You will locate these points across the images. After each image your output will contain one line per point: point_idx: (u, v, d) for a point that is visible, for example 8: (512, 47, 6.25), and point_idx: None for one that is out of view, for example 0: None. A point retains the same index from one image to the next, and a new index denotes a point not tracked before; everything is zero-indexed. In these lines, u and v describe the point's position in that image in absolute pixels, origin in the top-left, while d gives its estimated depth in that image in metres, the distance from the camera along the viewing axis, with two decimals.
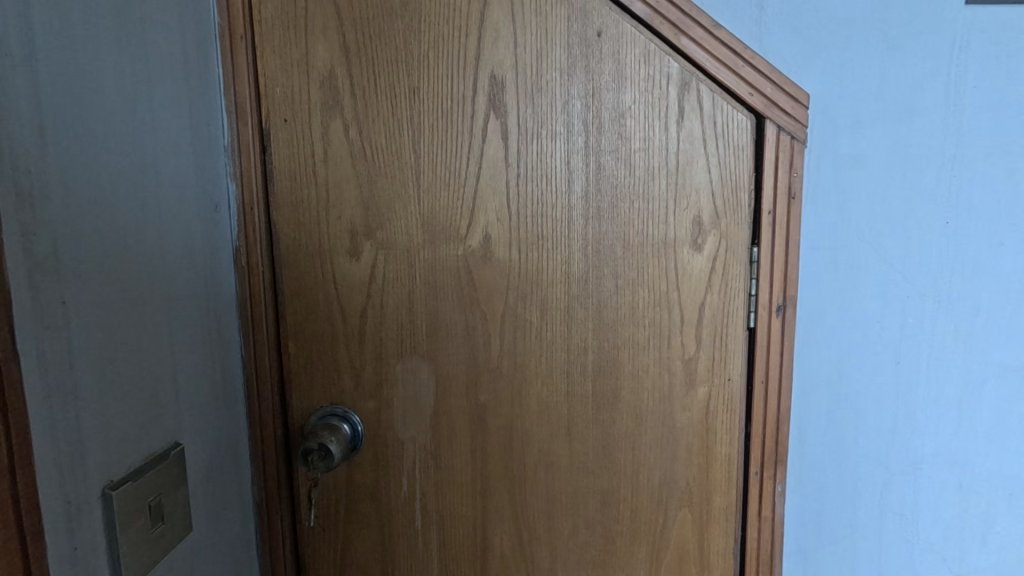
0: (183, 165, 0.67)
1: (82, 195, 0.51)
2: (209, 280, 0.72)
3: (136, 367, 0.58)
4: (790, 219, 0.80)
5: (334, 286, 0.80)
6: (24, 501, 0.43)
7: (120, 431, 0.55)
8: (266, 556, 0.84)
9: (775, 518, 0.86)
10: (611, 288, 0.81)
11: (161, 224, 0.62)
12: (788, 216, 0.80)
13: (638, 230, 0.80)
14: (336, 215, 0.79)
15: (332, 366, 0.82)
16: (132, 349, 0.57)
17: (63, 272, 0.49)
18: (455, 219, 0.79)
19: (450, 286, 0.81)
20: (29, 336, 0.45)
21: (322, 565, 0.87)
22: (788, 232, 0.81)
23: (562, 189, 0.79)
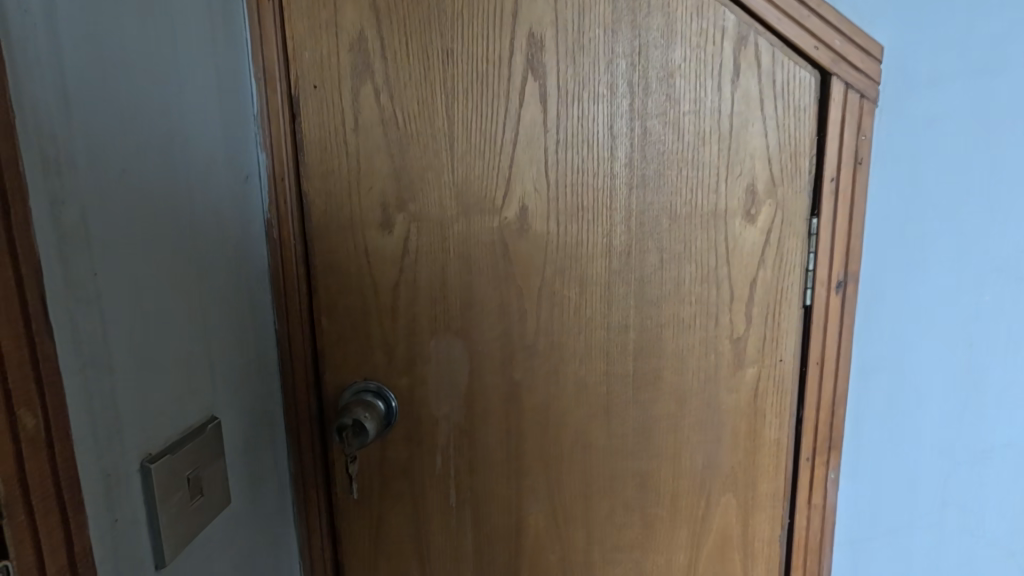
0: (211, 134, 0.64)
1: (111, 164, 0.50)
2: (241, 253, 0.70)
3: (170, 342, 0.57)
4: (855, 187, 0.73)
5: (366, 260, 0.78)
6: (63, 474, 0.43)
7: (156, 404, 0.55)
8: (304, 527, 0.85)
9: (825, 506, 0.82)
10: (655, 263, 0.77)
11: (190, 195, 0.60)
12: (852, 184, 0.73)
13: (686, 201, 0.75)
14: (367, 186, 0.76)
15: (364, 341, 0.80)
16: (166, 322, 0.56)
17: (93, 242, 0.47)
18: (490, 189, 0.76)
19: (485, 260, 0.77)
20: (61, 309, 0.44)
21: (357, 538, 0.87)
22: (852, 201, 0.74)
23: (603, 157, 0.74)
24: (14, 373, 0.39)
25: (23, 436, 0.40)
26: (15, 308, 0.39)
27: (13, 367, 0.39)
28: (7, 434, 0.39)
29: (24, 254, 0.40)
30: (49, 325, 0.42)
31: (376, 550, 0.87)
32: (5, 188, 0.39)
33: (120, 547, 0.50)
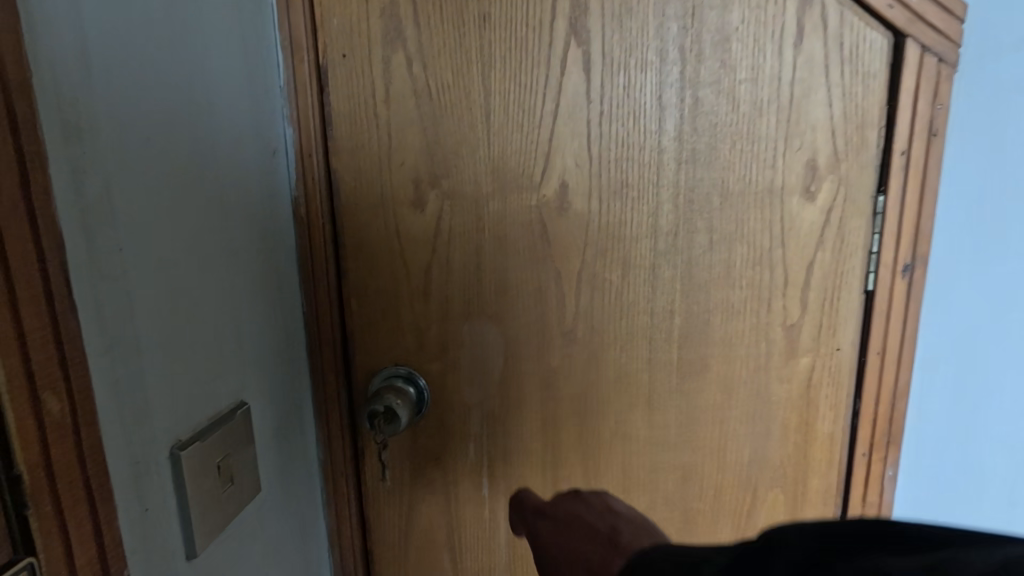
0: (238, 106, 0.61)
1: (135, 133, 0.46)
2: (269, 233, 0.67)
3: (198, 323, 0.54)
4: (928, 161, 0.67)
5: (398, 240, 0.75)
6: (90, 462, 0.40)
7: (185, 388, 0.52)
8: (333, 515, 0.83)
9: (881, 503, 0.78)
10: (703, 244, 0.72)
11: (217, 169, 0.57)
12: (925, 158, 0.67)
13: (740, 177, 0.70)
14: (399, 162, 0.72)
15: (395, 325, 0.77)
16: (194, 303, 0.54)
17: (117, 215, 0.44)
18: (528, 165, 0.71)
19: (522, 240, 0.73)
20: (86, 286, 0.41)
21: (388, 527, 0.85)
22: (924, 177, 0.68)
23: (651, 130, 0.69)
24: (36, 353, 0.36)
25: (48, 422, 0.37)
26: (38, 284, 0.36)
27: (37, 348, 0.36)
28: (32, 419, 0.36)
29: (45, 225, 0.37)
30: (73, 303, 0.39)
31: (407, 540, 0.85)
32: (25, 153, 0.36)
33: (152, 537, 0.48)
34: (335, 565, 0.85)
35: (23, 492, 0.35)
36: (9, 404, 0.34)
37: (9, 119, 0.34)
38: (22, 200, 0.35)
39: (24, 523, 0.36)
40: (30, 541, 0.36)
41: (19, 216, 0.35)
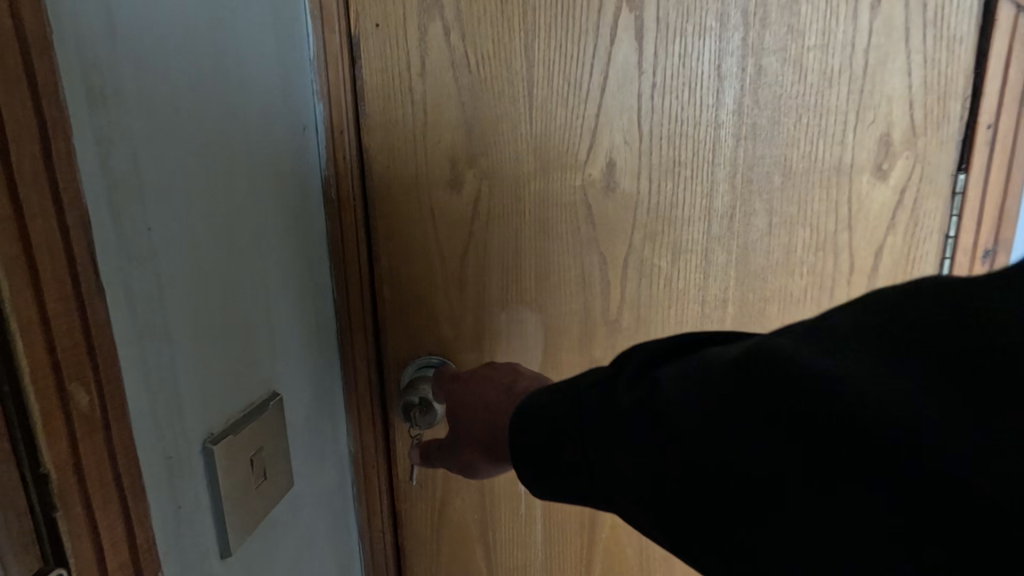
0: (268, 78, 0.57)
1: (163, 101, 0.43)
2: (300, 215, 0.63)
3: (229, 309, 0.51)
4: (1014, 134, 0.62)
5: (433, 224, 0.71)
6: (121, 458, 0.37)
7: (216, 379, 0.49)
8: (365, 510, 0.80)
9: None
10: (762, 228, 0.67)
11: (246, 143, 0.53)
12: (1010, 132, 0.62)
13: (804, 154, 0.64)
14: (435, 139, 0.68)
15: (429, 313, 0.74)
16: (225, 287, 0.50)
17: (145, 191, 0.41)
18: (573, 143, 0.66)
19: (565, 223, 0.69)
20: (113, 267, 0.38)
21: (421, 521, 0.82)
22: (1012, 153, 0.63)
23: (707, 103, 0.63)
24: (62, 341, 0.33)
25: (76, 415, 0.34)
26: (63, 264, 0.33)
27: (62, 335, 0.33)
28: (59, 413, 0.33)
29: (69, 200, 0.33)
30: (100, 286, 0.36)
31: (439, 534, 0.83)
32: (47, 119, 0.32)
33: (186, 536, 0.45)
34: (367, 560, 0.82)
35: (50, 492, 0.32)
36: (34, 396, 0.31)
37: (29, 79, 0.31)
38: (45, 171, 0.32)
39: (53, 526, 0.33)
40: (59, 545, 0.33)
41: (42, 188, 0.32)
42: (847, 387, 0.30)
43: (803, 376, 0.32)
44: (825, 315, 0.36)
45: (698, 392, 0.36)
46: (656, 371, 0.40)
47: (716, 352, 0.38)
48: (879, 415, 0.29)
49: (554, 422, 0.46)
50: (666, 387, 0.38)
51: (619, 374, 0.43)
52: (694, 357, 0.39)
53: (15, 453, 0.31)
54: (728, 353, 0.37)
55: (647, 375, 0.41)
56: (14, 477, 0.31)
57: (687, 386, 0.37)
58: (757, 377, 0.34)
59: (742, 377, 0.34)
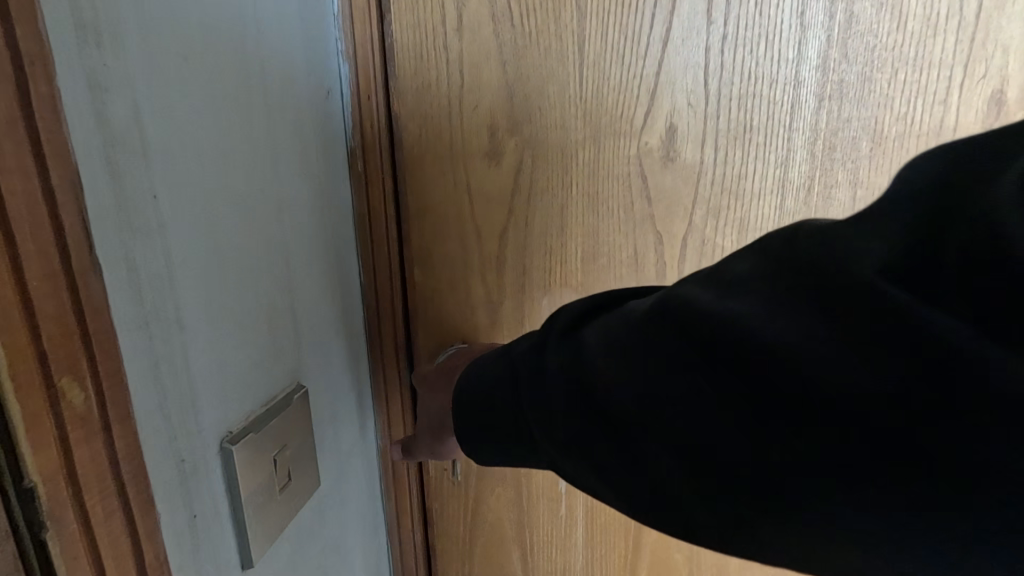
0: (289, 30, 0.50)
1: (171, 45, 0.36)
2: (324, 189, 0.57)
3: (249, 291, 0.45)
4: None
5: (469, 199, 0.64)
6: (125, 466, 0.32)
7: (235, 371, 0.43)
8: (394, 510, 0.75)
9: None
10: (844, 202, 0.59)
11: (265, 103, 0.47)
12: None
13: (899, 115, 0.56)
14: (472, 104, 0.60)
15: (464, 298, 0.67)
16: (245, 267, 0.44)
17: (152, 150, 0.34)
18: (628, 106, 0.59)
19: (618, 198, 0.62)
20: (114, 239, 0.32)
21: (454, 520, 0.77)
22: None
23: (787, 57, 0.55)
24: (50, 328, 0.27)
25: (69, 418, 0.28)
26: (49, 235, 0.27)
27: (50, 321, 0.27)
28: (46, 415, 0.27)
29: (54, 155, 0.27)
30: (96, 262, 0.30)
31: (473, 534, 0.77)
32: (23, 51, 0.25)
33: (204, 548, 0.40)
34: (396, 561, 0.77)
35: (38, 512, 0.27)
36: (16, 395, 0.25)
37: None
38: (20, 117, 0.25)
39: (43, 550, 0.27)
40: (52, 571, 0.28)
41: (19, 140, 0.25)
42: (755, 343, 0.30)
43: (711, 334, 0.31)
44: (720, 262, 0.36)
45: (620, 358, 0.36)
46: (579, 335, 0.40)
47: (630, 312, 0.37)
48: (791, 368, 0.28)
49: (488, 398, 0.45)
50: (591, 355, 0.37)
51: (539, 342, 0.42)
52: (608, 319, 0.39)
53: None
54: (641, 310, 0.36)
55: (573, 334, 0.40)
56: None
57: (610, 354, 0.36)
58: (672, 340, 0.33)
59: (658, 342, 0.34)
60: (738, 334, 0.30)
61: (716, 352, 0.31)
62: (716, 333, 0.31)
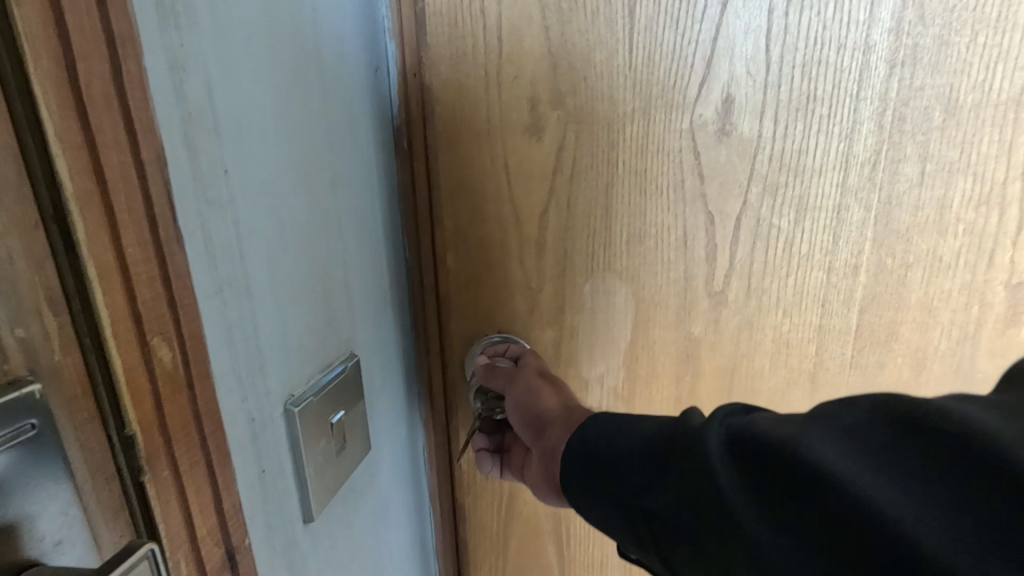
0: (343, 9, 0.51)
1: (243, 31, 0.38)
2: (374, 168, 0.59)
3: (308, 268, 0.47)
4: None
5: (507, 178, 0.63)
6: (207, 420, 0.34)
7: (297, 339, 0.46)
8: (436, 481, 0.78)
9: None
10: (912, 177, 0.58)
11: (320, 81, 0.48)
12: None
13: (976, 83, 0.54)
14: (512, 74, 0.59)
15: (501, 281, 0.67)
16: (304, 246, 0.46)
17: (223, 128, 0.36)
18: (681, 77, 0.58)
19: (668, 175, 0.61)
20: (190, 210, 0.34)
21: (489, 505, 0.79)
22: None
23: (857, 19, 0.53)
24: (143, 293, 0.29)
25: (161, 374, 0.31)
26: (139, 206, 0.29)
27: (142, 285, 0.29)
28: (142, 371, 0.30)
29: (143, 131, 0.29)
30: (179, 233, 0.32)
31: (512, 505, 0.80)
32: (115, 32, 0.27)
33: (271, 499, 0.43)
34: (438, 530, 0.81)
35: (138, 457, 0.29)
36: (116, 350, 0.28)
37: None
38: (116, 94, 0.27)
39: (140, 492, 0.30)
40: (150, 509, 0.30)
41: (115, 116, 0.27)
42: (954, 431, 0.28)
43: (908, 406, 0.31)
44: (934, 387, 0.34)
45: (789, 419, 0.35)
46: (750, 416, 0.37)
47: (825, 409, 0.35)
48: (981, 465, 0.27)
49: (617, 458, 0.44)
50: (761, 432, 0.34)
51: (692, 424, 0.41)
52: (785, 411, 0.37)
53: (100, 414, 0.28)
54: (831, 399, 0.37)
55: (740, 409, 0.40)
56: (95, 436, 0.28)
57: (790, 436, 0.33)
58: (873, 438, 0.31)
59: (854, 437, 0.32)
60: (940, 423, 0.29)
61: (915, 452, 0.29)
62: (922, 426, 0.30)
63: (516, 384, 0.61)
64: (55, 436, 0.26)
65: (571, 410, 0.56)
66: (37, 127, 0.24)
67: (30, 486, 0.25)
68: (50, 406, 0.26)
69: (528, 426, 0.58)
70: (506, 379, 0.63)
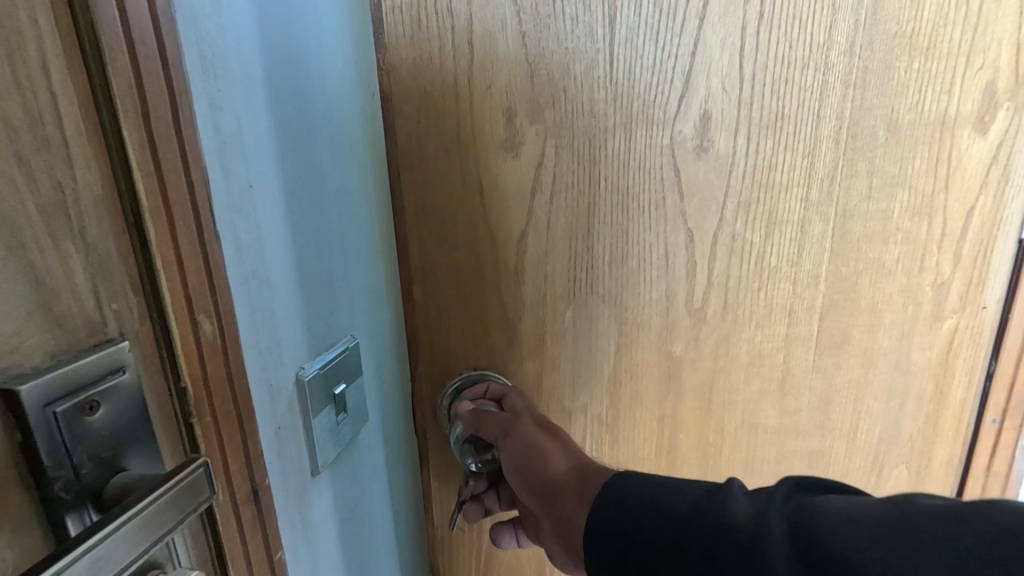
0: (344, 59, 0.51)
1: (254, 49, 0.38)
2: (369, 212, 0.57)
3: (292, 282, 0.44)
4: None
5: (485, 215, 0.54)
6: (238, 369, 0.36)
7: (271, 393, 0.42)
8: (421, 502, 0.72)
9: (1006, 474, 0.72)
10: (862, 191, 0.59)
11: (319, 127, 0.47)
12: None
13: (911, 105, 0.57)
14: (486, 82, 0.50)
15: (483, 335, 0.58)
16: (294, 296, 0.44)
17: (246, 145, 0.37)
18: (661, 90, 0.53)
19: (649, 193, 0.56)
20: (228, 226, 0.36)
21: (467, 539, 0.65)
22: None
23: (818, 42, 0.54)
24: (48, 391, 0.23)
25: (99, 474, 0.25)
26: None
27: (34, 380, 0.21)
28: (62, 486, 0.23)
29: None
30: None
31: None
32: None
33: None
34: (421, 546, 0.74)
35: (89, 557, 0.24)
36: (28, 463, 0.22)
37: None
38: (174, 131, 0.30)
39: (189, 425, 0.33)
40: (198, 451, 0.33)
41: None
42: None
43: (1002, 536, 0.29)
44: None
45: (870, 522, 0.33)
46: (825, 509, 0.35)
47: (900, 514, 0.33)
48: None
49: (670, 538, 0.38)
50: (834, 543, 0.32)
51: (743, 514, 0.36)
52: (853, 500, 0.35)
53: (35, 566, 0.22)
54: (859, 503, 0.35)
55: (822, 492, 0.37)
56: (158, 387, 0.31)
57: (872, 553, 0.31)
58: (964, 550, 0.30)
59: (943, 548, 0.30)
60: None
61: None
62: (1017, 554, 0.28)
63: (512, 440, 0.52)
64: (134, 382, 0.29)
65: (580, 470, 0.47)
66: (118, 138, 0.27)
67: (111, 426, 0.28)
68: (132, 356, 0.29)
69: (535, 491, 0.48)
70: (497, 431, 0.53)
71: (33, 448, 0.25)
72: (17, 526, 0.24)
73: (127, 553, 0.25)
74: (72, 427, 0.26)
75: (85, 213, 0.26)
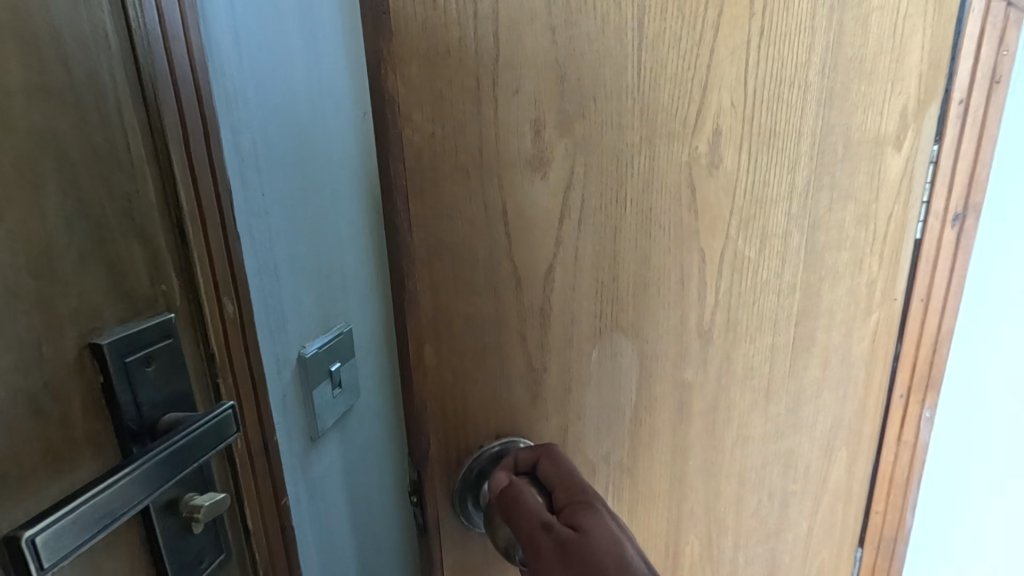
0: (343, 106, 0.63)
1: (284, 96, 0.53)
2: (357, 228, 0.67)
3: (292, 274, 0.55)
4: (988, 107, 0.69)
5: (507, 250, 0.44)
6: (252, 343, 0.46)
7: (278, 365, 0.52)
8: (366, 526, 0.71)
9: (914, 441, 0.83)
10: (826, 203, 0.64)
11: (318, 155, 0.58)
12: (986, 104, 0.69)
13: (859, 124, 0.63)
14: (513, 87, 0.40)
15: (504, 393, 0.47)
16: (297, 287, 0.55)
17: (262, 165, 0.50)
18: (683, 101, 0.49)
19: (668, 213, 0.51)
20: (244, 225, 0.47)
21: None
22: (980, 123, 0.70)
23: (800, 62, 0.55)
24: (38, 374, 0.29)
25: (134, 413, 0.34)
26: None
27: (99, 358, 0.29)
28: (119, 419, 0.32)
29: None
30: None
31: None
32: None
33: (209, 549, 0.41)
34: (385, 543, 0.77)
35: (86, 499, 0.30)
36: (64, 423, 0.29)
37: (168, 56, 0.37)
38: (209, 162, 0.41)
39: (217, 387, 0.42)
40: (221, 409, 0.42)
41: None
42: None
43: None
44: None
45: None
46: None
47: None
48: None
49: None
50: None
51: None
52: None
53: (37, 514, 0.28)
54: None
55: None
56: (196, 355, 0.40)
57: None
58: None
59: None
60: None
61: None
62: None
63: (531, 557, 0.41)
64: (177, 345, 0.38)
65: None
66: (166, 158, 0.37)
67: (161, 379, 0.37)
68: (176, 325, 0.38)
69: None
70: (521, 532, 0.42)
71: (110, 388, 0.34)
72: (98, 448, 0.33)
73: (162, 476, 0.34)
74: (137, 376, 0.35)
75: (142, 215, 0.36)
